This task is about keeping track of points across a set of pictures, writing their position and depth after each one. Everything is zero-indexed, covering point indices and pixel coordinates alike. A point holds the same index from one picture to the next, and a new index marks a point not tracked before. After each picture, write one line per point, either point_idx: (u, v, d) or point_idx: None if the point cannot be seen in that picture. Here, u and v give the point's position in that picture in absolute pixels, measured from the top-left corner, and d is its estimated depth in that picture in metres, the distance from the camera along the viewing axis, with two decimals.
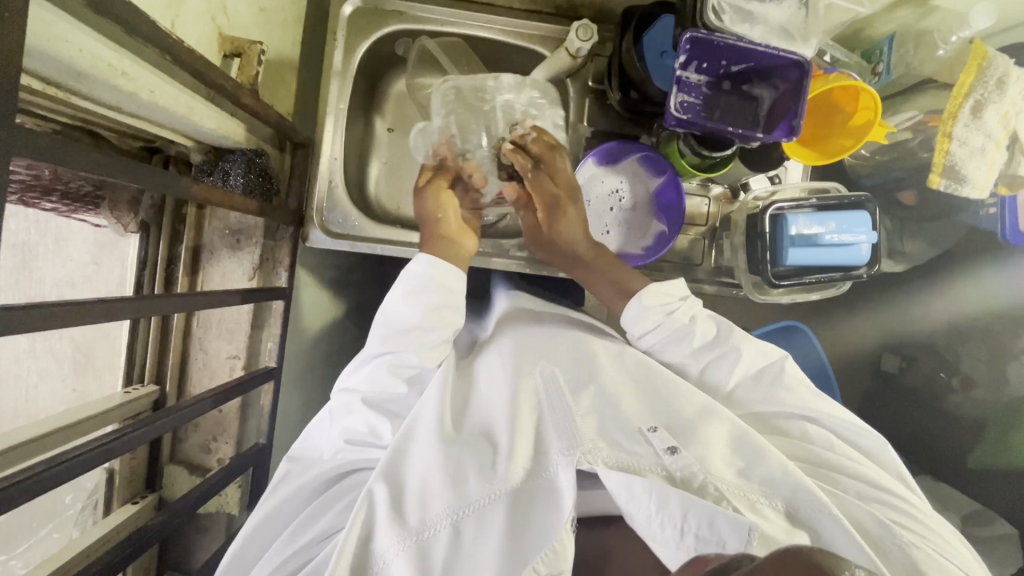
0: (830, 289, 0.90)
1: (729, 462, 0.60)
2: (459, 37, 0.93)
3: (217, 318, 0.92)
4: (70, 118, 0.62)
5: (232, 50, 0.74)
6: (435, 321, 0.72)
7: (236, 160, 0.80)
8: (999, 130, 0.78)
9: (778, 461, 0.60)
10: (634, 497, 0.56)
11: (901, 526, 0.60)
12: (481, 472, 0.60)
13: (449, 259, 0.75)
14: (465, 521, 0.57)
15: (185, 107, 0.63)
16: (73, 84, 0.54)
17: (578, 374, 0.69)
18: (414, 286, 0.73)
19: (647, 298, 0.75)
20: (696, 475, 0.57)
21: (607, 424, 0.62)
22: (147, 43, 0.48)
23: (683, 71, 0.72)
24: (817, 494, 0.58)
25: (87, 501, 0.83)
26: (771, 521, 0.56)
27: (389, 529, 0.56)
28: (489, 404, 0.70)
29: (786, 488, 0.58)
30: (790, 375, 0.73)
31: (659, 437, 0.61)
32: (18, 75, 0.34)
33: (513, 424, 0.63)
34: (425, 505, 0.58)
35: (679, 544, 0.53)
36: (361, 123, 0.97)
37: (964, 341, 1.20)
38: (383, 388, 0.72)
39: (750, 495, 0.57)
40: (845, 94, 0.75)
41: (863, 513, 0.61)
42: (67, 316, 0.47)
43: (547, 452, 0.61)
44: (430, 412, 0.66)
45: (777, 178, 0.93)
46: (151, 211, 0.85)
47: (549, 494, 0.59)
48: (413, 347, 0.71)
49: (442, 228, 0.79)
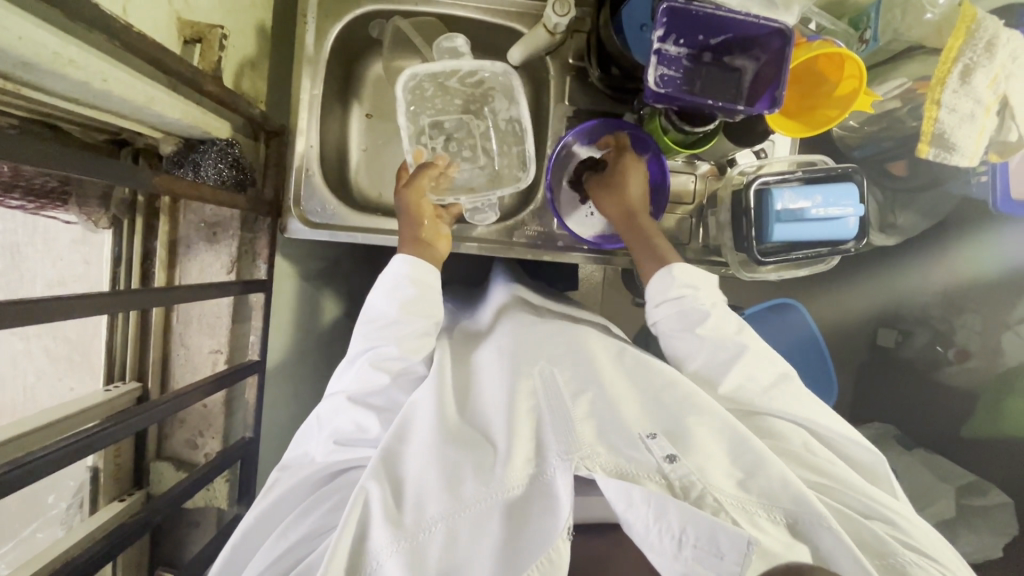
0: (819, 265, 0.89)
1: (728, 472, 0.59)
2: (435, 16, 0.90)
3: (198, 312, 0.91)
4: (29, 112, 0.61)
5: (193, 35, 0.71)
6: (412, 315, 0.74)
7: (207, 151, 0.78)
8: (989, 95, 0.75)
9: (778, 473, 0.59)
10: (631, 505, 0.55)
11: (901, 544, 0.59)
12: (479, 474, 0.59)
13: (423, 258, 0.77)
14: (461, 525, 0.56)
15: (144, 96, 0.61)
16: (22, 74, 0.52)
17: (577, 376, 0.68)
18: (392, 284, 0.75)
19: (673, 273, 0.77)
20: (695, 484, 0.56)
21: (605, 428, 0.61)
22: (89, 28, 0.46)
23: (661, 44, 0.70)
24: (817, 507, 0.56)
25: (72, 500, 0.83)
26: (769, 534, 0.55)
27: (383, 528, 0.56)
28: (488, 403, 0.69)
29: (789, 500, 0.57)
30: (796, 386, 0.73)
31: (658, 446, 0.59)
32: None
33: (513, 427, 0.62)
34: (420, 506, 0.58)
35: (676, 555, 0.52)
36: (337, 110, 0.95)
37: (960, 314, 1.19)
38: (367, 383, 0.71)
39: (749, 507, 0.56)
40: (830, 62, 0.73)
41: (866, 529, 0.60)
42: (25, 314, 0.46)
43: (547, 455, 0.60)
44: (429, 414, 0.66)
45: (763, 152, 0.91)
46: (121, 206, 0.83)
47: (547, 498, 0.58)
48: (394, 338, 0.73)
49: (420, 228, 0.79)
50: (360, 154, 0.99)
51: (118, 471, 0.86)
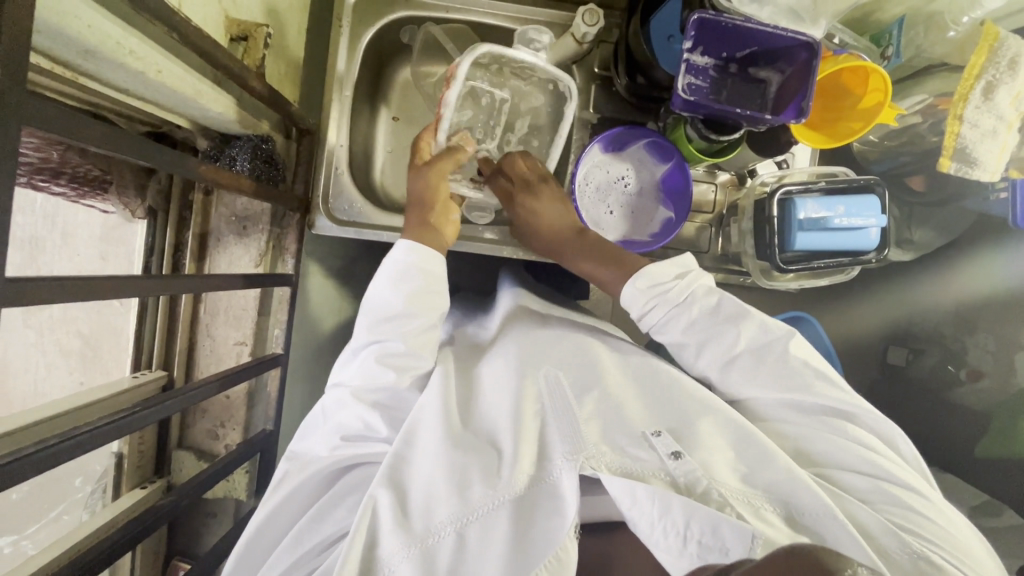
0: (839, 274, 0.90)
1: (731, 467, 0.59)
2: (466, 24, 0.93)
3: (225, 304, 0.92)
4: (79, 102, 0.63)
5: (239, 34, 0.74)
6: (418, 307, 0.73)
7: (242, 146, 0.80)
8: (1011, 111, 0.78)
9: (784, 465, 0.59)
10: (636, 502, 0.55)
11: (905, 532, 0.57)
12: (485, 477, 0.59)
13: (430, 244, 0.76)
14: (470, 528, 0.57)
15: (192, 89, 0.64)
16: (82, 62, 0.54)
17: (581, 378, 0.68)
18: (397, 273, 0.74)
19: (638, 287, 0.73)
20: (700, 481, 0.56)
21: (611, 429, 0.62)
22: (156, 20, 0.49)
23: (689, 55, 0.72)
24: (820, 498, 0.56)
25: (96, 485, 0.85)
26: (773, 526, 0.53)
27: (394, 535, 0.56)
28: (493, 406, 0.70)
29: (789, 491, 0.57)
30: (794, 355, 0.69)
31: (662, 442, 0.60)
32: (15, 43, 0.35)
33: (517, 430, 0.63)
34: (429, 511, 0.58)
35: (681, 552, 0.52)
36: (367, 112, 0.97)
37: (972, 332, 1.19)
38: (372, 378, 0.71)
39: (754, 501, 0.56)
40: (855, 76, 0.75)
41: (868, 516, 0.58)
42: (76, 288, 0.47)
43: (551, 457, 0.61)
44: (434, 416, 0.66)
45: (784, 163, 0.93)
46: (158, 197, 0.85)
47: (552, 499, 0.59)
48: (398, 334, 0.72)
49: (432, 213, 0.79)
50: (386, 156, 1.01)
51: (141, 458, 0.87)
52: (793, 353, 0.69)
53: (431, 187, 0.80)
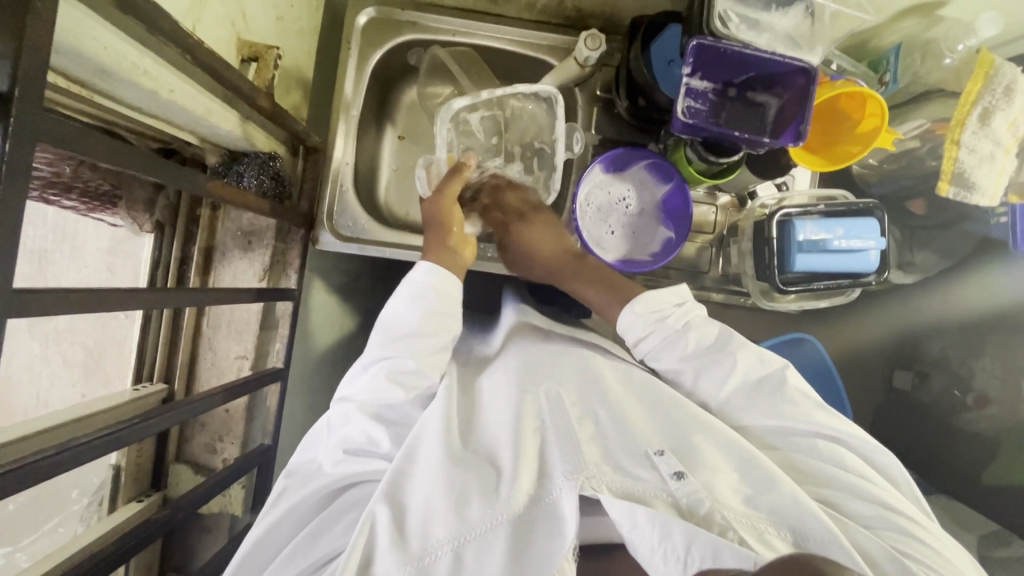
0: (839, 296, 0.90)
1: (734, 488, 0.58)
2: (472, 47, 0.95)
3: (227, 318, 0.93)
4: (91, 119, 0.64)
5: (249, 55, 0.76)
6: (434, 327, 0.74)
7: (250, 163, 0.82)
8: (1009, 136, 0.80)
9: (788, 489, 0.57)
10: (636, 525, 0.54)
11: (902, 554, 0.57)
12: (485, 496, 0.59)
13: (447, 265, 0.78)
14: (467, 547, 0.56)
15: (203, 107, 0.66)
16: (99, 82, 0.56)
17: (583, 396, 0.68)
18: (415, 291, 0.75)
19: (636, 310, 0.74)
20: (702, 503, 0.55)
21: (612, 448, 0.61)
22: (167, 42, 0.50)
23: (689, 79, 0.73)
24: (825, 522, 0.55)
25: (93, 498, 0.84)
26: (777, 551, 0.53)
27: (390, 554, 0.56)
28: (493, 424, 0.69)
29: (795, 516, 0.56)
30: (791, 386, 0.70)
31: (666, 462, 0.59)
32: (36, 62, 0.36)
33: (518, 447, 0.63)
34: (426, 530, 0.57)
35: None
36: (372, 131, 0.99)
37: (978, 356, 1.15)
38: (382, 395, 0.71)
39: (757, 524, 0.55)
40: (852, 100, 0.76)
41: (868, 539, 0.57)
42: (83, 301, 0.48)
43: (551, 475, 0.60)
44: (436, 432, 0.66)
45: (784, 185, 0.94)
46: (166, 212, 0.87)
47: (551, 518, 0.58)
48: (411, 352, 0.73)
49: (447, 236, 0.80)
50: (391, 174, 1.02)
51: (138, 471, 0.87)
52: (788, 386, 0.70)
53: (440, 211, 0.81)
